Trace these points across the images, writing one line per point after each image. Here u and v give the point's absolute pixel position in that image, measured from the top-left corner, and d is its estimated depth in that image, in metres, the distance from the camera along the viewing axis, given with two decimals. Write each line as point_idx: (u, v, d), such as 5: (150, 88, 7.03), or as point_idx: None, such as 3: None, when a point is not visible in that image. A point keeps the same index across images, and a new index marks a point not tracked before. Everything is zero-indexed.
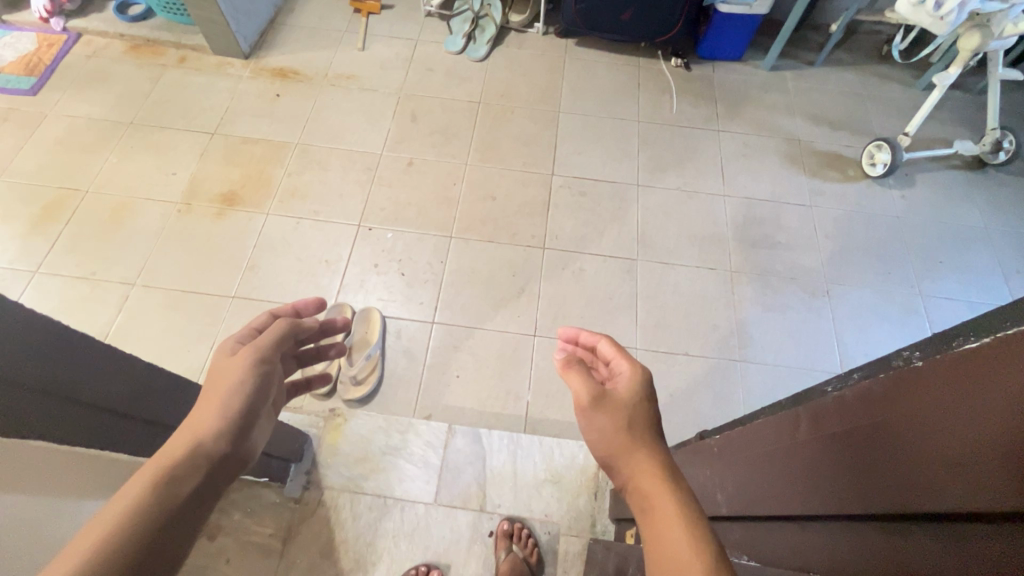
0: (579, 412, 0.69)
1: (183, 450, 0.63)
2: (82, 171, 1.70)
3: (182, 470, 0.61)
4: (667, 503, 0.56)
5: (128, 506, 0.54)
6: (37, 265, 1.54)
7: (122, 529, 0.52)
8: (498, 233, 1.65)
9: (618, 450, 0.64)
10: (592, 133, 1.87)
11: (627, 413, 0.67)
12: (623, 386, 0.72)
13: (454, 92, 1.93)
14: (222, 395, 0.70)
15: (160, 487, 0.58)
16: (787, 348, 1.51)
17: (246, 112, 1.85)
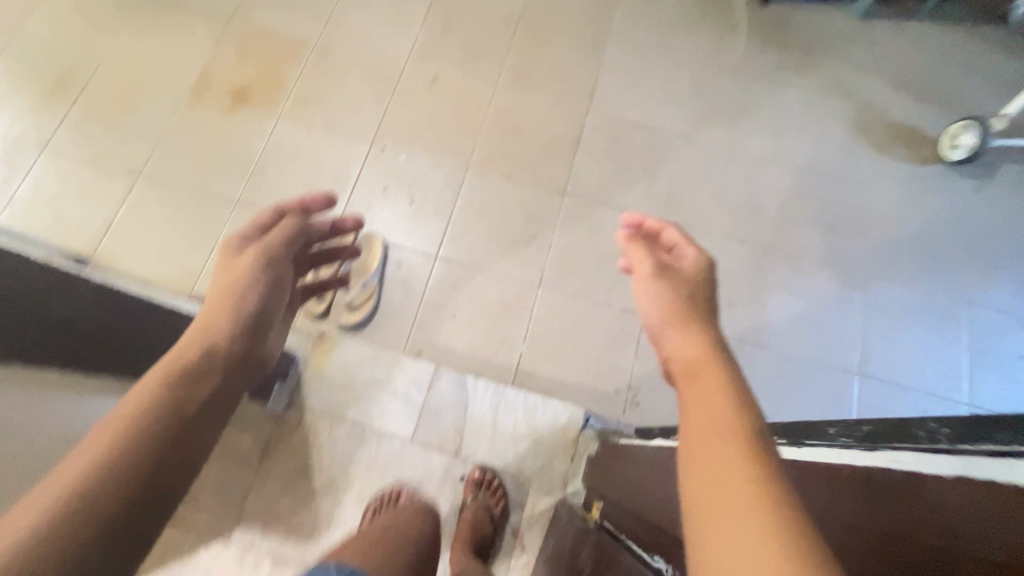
0: (642, 278, 0.77)
1: (211, 346, 0.66)
2: (92, 46, 1.61)
3: (204, 371, 0.62)
4: (712, 374, 0.56)
5: (164, 392, 0.57)
6: (46, 144, 1.51)
7: (158, 414, 0.54)
8: (518, 171, 1.54)
9: (672, 318, 0.68)
10: (640, 70, 1.67)
11: (688, 288, 0.74)
12: (682, 278, 0.76)
13: (493, 1, 1.73)
14: (243, 286, 0.76)
15: (189, 384, 0.59)
16: (804, 338, 1.42)
17: None
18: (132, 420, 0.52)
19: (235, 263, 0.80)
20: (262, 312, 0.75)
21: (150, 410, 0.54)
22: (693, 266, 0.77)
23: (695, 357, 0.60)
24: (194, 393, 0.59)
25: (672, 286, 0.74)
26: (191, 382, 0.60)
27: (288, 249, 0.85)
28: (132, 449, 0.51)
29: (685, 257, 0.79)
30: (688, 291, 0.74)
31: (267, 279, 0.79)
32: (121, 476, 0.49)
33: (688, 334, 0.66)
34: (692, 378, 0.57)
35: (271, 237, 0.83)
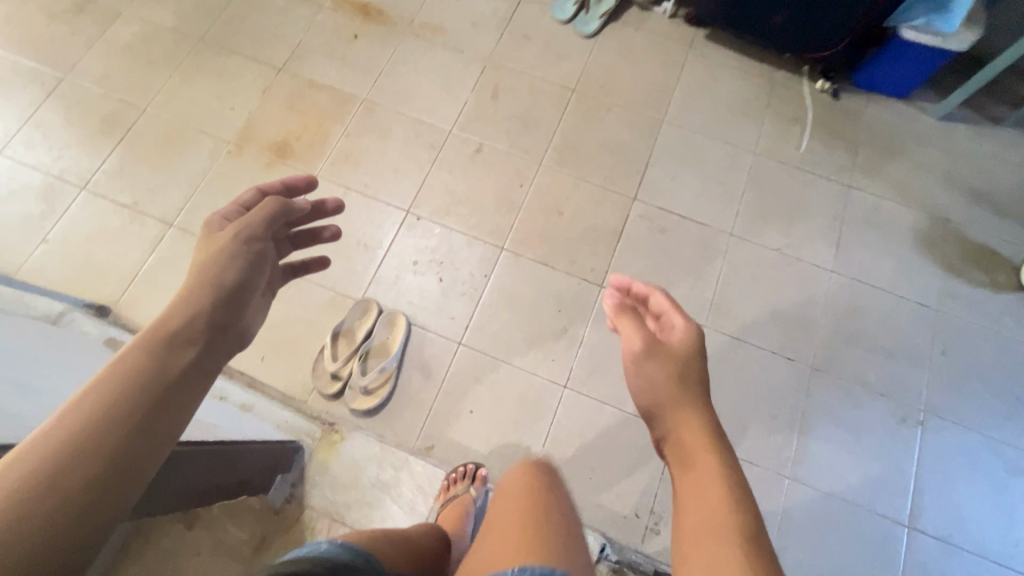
0: (631, 356, 0.74)
1: (190, 322, 0.68)
2: (142, 85, 1.61)
3: (180, 346, 0.65)
4: (707, 458, 0.61)
5: (128, 370, 0.59)
6: (85, 183, 1.50)
7: (125, 396, 0.57)
8: (555, 257, 1.46)
9: (664, 397, 0.69)
10: (694, 157, 1.58)
11: (681, 363, 0.71)
12: (679, 346, 0.73)
13: (547, 71, 1.67)
14: (223, 263, 0.75)
15: (156, 365, 0.62)
16: (829, 427, 1.34)
17: (318, 50, 1.67)
18: (97, 398, 0.55)
19: (211, 244, 0.77)
20: (240, 289, 0.75)
21: (112, 390, 0.57)
22: (683, 340, 0.73)
23: (687, 438, 0.65)
24: (169, 361, 0.62)
25: (671, 360, 0.72)
26: (161, 356, 0.63)
27: (268, 227, 0.82)
28: (103, 417, 0.55)
29: (676, 328, 0.76)
30: (681, 367, 0.71)
31: (246, 258, 0.77)
32: (89, 452, 0.52)
33: (679, 413, 0.67)
34: (687, 463, 0.62)
35: (248, 217, 0.80)
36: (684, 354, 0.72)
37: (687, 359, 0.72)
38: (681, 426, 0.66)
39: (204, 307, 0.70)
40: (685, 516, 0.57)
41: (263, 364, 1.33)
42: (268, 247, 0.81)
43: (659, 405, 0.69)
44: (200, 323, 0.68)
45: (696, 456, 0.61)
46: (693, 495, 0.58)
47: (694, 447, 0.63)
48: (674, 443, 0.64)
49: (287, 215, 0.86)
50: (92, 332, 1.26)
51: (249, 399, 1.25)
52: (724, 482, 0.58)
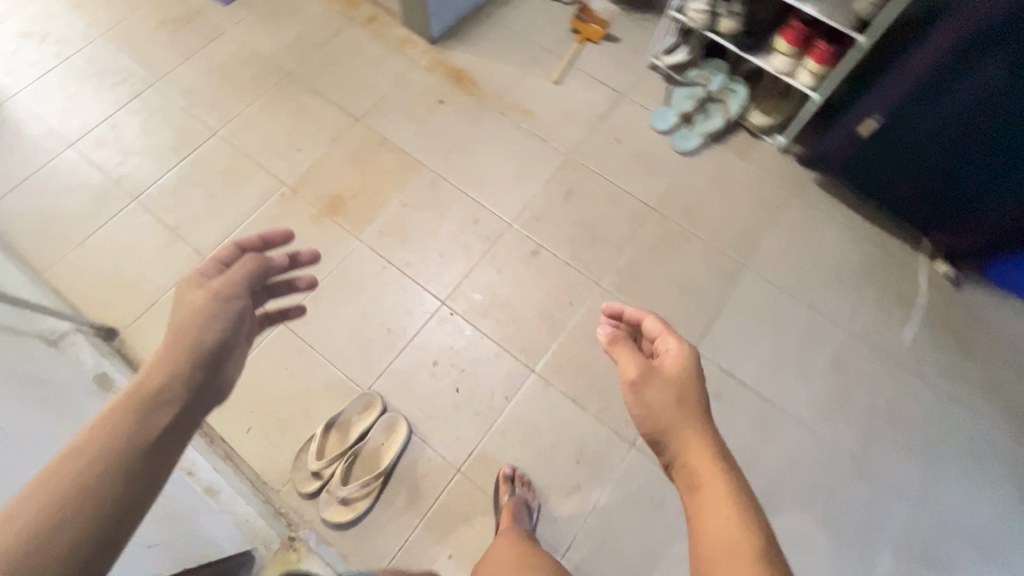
0: (625, 387, 0.71)
1: (161, 388, 0.60)
2: (222, 108, 1.60)
3: (154, 410, 0.57)
4: (716, 480, 0.61)
5: (97, 454, 0.51)
6: (138, 194, 1.48)
7: (101, 473, 0.50)
8: (589, 393, 1.29)
9: (670, 422, 0.67)
10: (772, 318, 1.38)
11: (677, 390, 0.69)
12: (675, 366, 0.71)
13: (630, 182, 1.53)
14: (201, 325, 0.67)
15: (127, 437, 0.53)
16: (853, 500, 1.22)
17: (400, 108, 1.61)
18: (66, 485, 0.48)
19: (190, 305, 0.68)
20: (224, 340, 0.67)
21: (89, 472, 0.49)
22: (678, 364, 0.71)
23: (689, 453, 0.64)
24: (154, 417, 0.57)
25: (666, 379, 0.70)
26: (135, 423, 0.55)
27: (250, 284, 0.74)
28: (88, 487, 0.48)
29: (665, 348, 0.74)
30: (679, 392, 0.69)
31: (224, 314, 0.69)
32: (75, 543, 0.46)
33: (686, 439, 0.66)
34: (692, 481, 0.62)
35: (224, 272, 0.72)
36: (682, 373, 0.70)
37: (682, 377, 0.70)
38: (689, 442, 0.65)
39: (170, 373, 0.61)
40: (696, 533, 0.58)
41: (247, 436, 1.22)
42: (250, 303, 0.73)
43: (664, 420, 0.67)
44: (172, 388, 0.60)
45: (703, 474, 0.61)
46: (699, 510, 0.59)
47: (702, 473, 0.62)
48: (679, 468, 0.63)
49: (266, 269, 0.77)
50: (93, 362, 1.20)
51: (217, 481, 1.12)
52: (736, 512, 0.58)
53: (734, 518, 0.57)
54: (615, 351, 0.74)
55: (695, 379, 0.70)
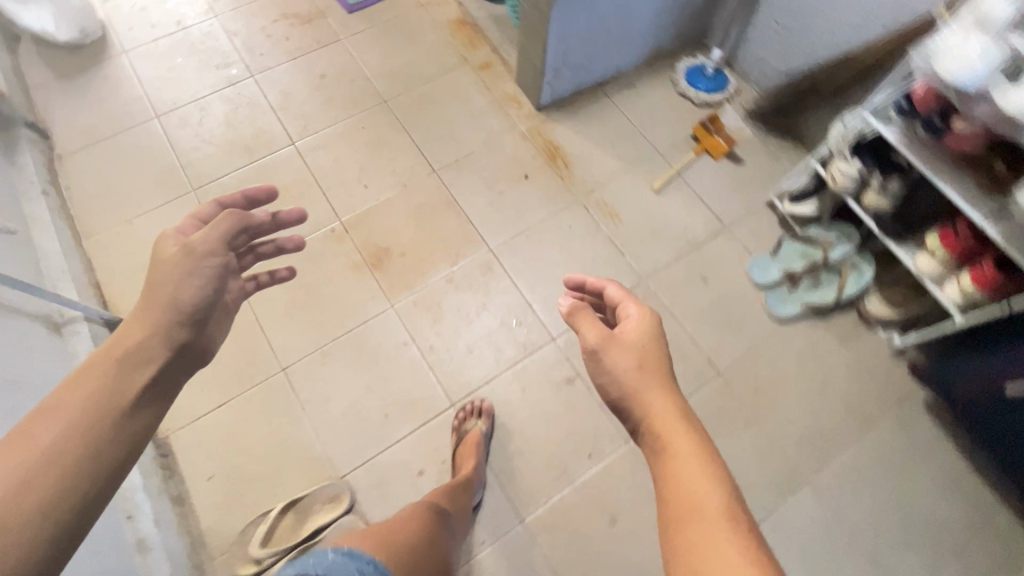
0: (591, 357, 0.69)
1: (126, 345, 0.73)
2: (308, 120, 1.54)
3: (123, 367, 0.71)
4: (680, 440, 0.60)
5: (66, 414, 0.64)
6: (198, 186, 1.44)
7: (75, 431, 0.63)
8: (577, 566, 1.11)
9: (635, 387, 0.66)
10: (818, 556, 1.15)
11: (643, 353, 0.68)
12: (638, 330, 0.69)
13: (702, 333, 1.33)
14: (174, 281, 0.79)
15: (98, 397, 0.67)
16: None
17: (482, 171, 1.49)
18: (43, 444, 0.61)
19: (166, 258, 0.81)
20: (204, 304, 0.82)
21: (56, 435, 0.62)
22: (636, 333, 0.69)
23: (657, 412, 0.63)
24: (129, 377, 0.71)
25: (630, 345, 0.68)
26: (99, 380, 0.68)
27: (227, 243, 0.87)
28: (73, 439, 0.62)
29: (630, 316, 0.71)
30: (641, 356, 0.68)
31: (199, 270, 0.82)
32: (50, 493, 0.58)
33: (651, 400, 0.64)
34: (663, 440, 0.61)
35: (205, 231, 0.84)
36: (648, 339, 0.69)
37: (644, 345, 0.69)
38: (661, 407, 0.63)
39: (143, 332, 0.75)
40: (666, 487, 0.57)
41: (205, 486, 1.13)
42: (226, 261, 0.85)
43: (632, 385, 0.66)
44: (138, 345, 0.74)
45: (676, 434, 0.60)
46: (671, 470, 0.58)
47: (666, 434, 0.61)
48: (645, 428, 0.62)
49: (247, 225, 0.91)
50: (90, 351, 1.14)
51: (151, 536, 1.03)
52: (708, 466, 0.57)
53: (706, 471, 0.57)
54: (579, 320, 0.72)
55: (659, 345, 0.69)
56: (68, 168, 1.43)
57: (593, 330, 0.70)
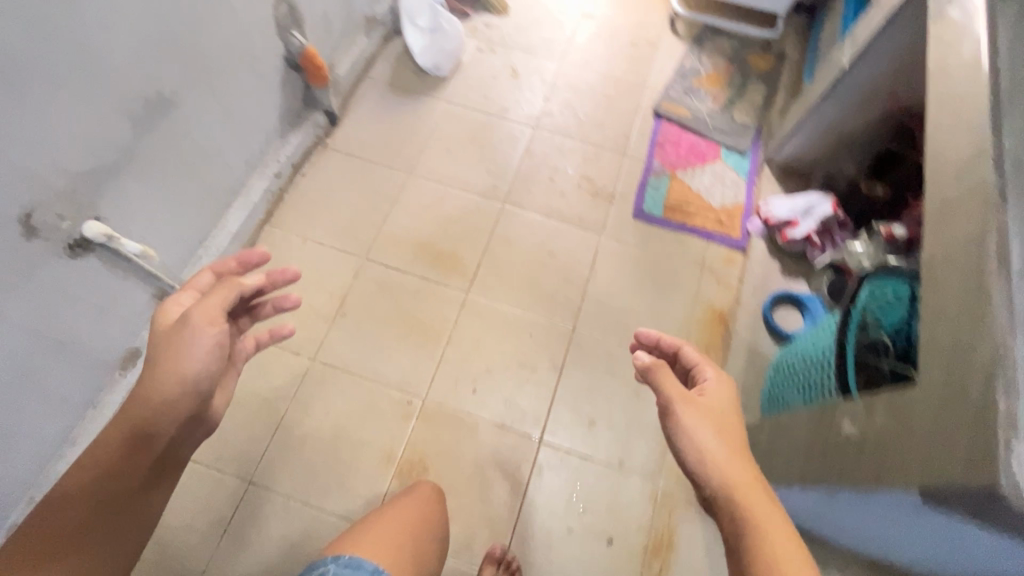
0: (682, 427, 0.76)
1: (128, 427, 0.76)
2: (499, 281, 1.40)
3: (124, 452, 0.75)
4: (758, 501, 0.69)
5: (74, 503, 0.72)
6: (368, 256, 1.41)
7: (58, 533, 0.70)
8: None
9: (722, 468, 0.72)
10: None
11: (719, 415, 0.77)
12: (717, 397, 0.80)
13: None
14: (181, 354, 0.77)
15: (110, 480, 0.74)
16: None
17: (576, 485, 1.20)
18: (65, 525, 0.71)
19: (167, 332, 0.79)
20: (205, 373, 0.79)
21: (76, 517, 0.71)
22: (719, 394, 0.80)
23: (733, 478, 0.71)
24: (138, 454, 0.75)
25: (705, 411, 0.78)
26: (119, 471, 0.74)
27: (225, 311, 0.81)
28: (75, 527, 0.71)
29: (708, 382, 0.82)
30: (721, 428, 0.76)
31: (193, 347, 0.78)
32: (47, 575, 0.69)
33: (732, 453, 0.73)
34: (741, 491, 0.70)
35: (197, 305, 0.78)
36: (728, 418, 0.77)
37: (720, 406, 0.79)
38: (739, 478, 0.71)
39: (143, 415, 0.76)
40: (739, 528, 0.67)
41: None
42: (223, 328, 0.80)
43: (706, 437, 0.75)
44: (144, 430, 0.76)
45: (744, 489, 0.70)
46: (726, 491, 0.70)
47: (738, 488, 0.70)
48: (721, 489, 0.71)
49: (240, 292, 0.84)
50: None
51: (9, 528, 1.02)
52: (772, 508, 0.68)
53: (791, 544, 0.64)
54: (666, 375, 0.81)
55: (736, 428, 0.78)
56: (316, 161, 1.52)
57: (672, 387, 0.80)
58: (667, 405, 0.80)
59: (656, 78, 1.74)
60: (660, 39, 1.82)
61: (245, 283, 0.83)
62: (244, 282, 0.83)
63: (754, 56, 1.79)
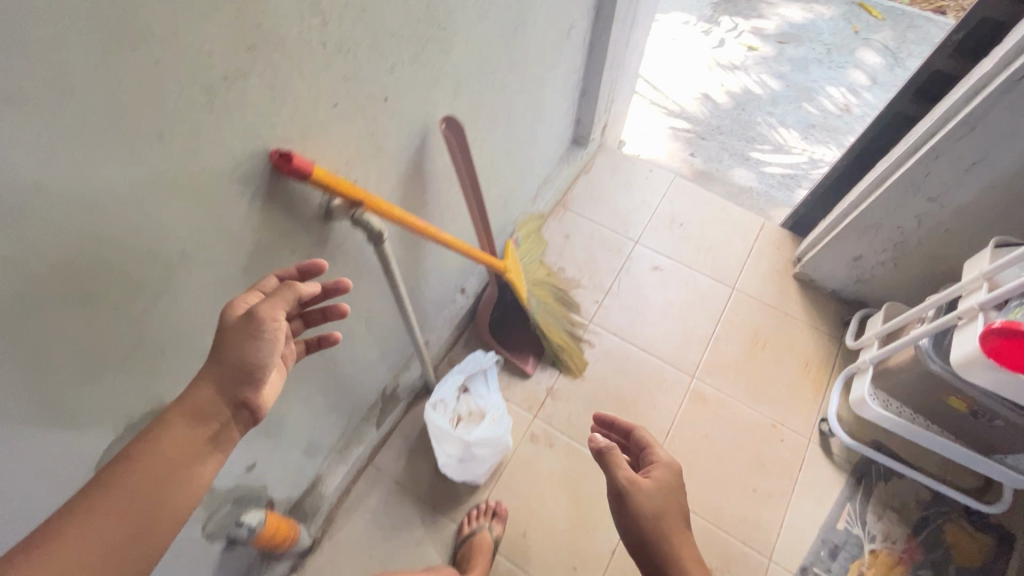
0: (621, 497, 0.84)
1: (190, 404, 0.53)
2: None
3: (185, 431, 0.53)
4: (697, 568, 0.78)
5: (129, 498, 0.49)
6: None
7: None
8: None
9: (659, 533, 0.80)
10: None
11: (665, 497, 0.83)
12: (667, 478, 0.85)
13: None
14: (254, 342, 0.53)
15: (173, 469, 0.52)
16: None
17: None
18: (113, 531, 0.48)
19: (228, 324, 0.54)
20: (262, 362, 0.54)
21: (138, 498, 0.50)
22: (664, 475, 0.86)
23: (681, 540, 0.80)
24: (195, 424, 0.53)
25: (653, 495, 0.83)
26: (184, 442, 0.53)
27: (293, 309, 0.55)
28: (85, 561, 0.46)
29: (655, 463, 0.89)
30: (664, 501, 0.83)
31: (266, 342, 0.54)
32: None
33: (676, 530, 0.81)
34: (683, 546, 0.80)
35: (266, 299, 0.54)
36: (677, 489, 0.85)
37: (668, 488, 0.84)
38: (680, 538, 0.80)
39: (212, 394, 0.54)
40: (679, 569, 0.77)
41: None
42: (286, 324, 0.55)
43: (656, 497, 0.83)
44: (216, 412, 0.54)
45: (686, 543, 0.80)
46: (669, 554, 0.79)
47: (677, 561, 0.78)
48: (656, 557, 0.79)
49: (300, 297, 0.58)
50: None
51: None
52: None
53: None
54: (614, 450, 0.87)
55: (680, 496, 0.85)
56: None
57: (623, 474, 0.84)
58: (620, 491, 0.85)
59: (787, 540, 1.15)
60: (800, 460, 1.23)
61: (302, 290, 0.56)
62: (304, 286, 0.56)
63: (956, 529, 1.15)
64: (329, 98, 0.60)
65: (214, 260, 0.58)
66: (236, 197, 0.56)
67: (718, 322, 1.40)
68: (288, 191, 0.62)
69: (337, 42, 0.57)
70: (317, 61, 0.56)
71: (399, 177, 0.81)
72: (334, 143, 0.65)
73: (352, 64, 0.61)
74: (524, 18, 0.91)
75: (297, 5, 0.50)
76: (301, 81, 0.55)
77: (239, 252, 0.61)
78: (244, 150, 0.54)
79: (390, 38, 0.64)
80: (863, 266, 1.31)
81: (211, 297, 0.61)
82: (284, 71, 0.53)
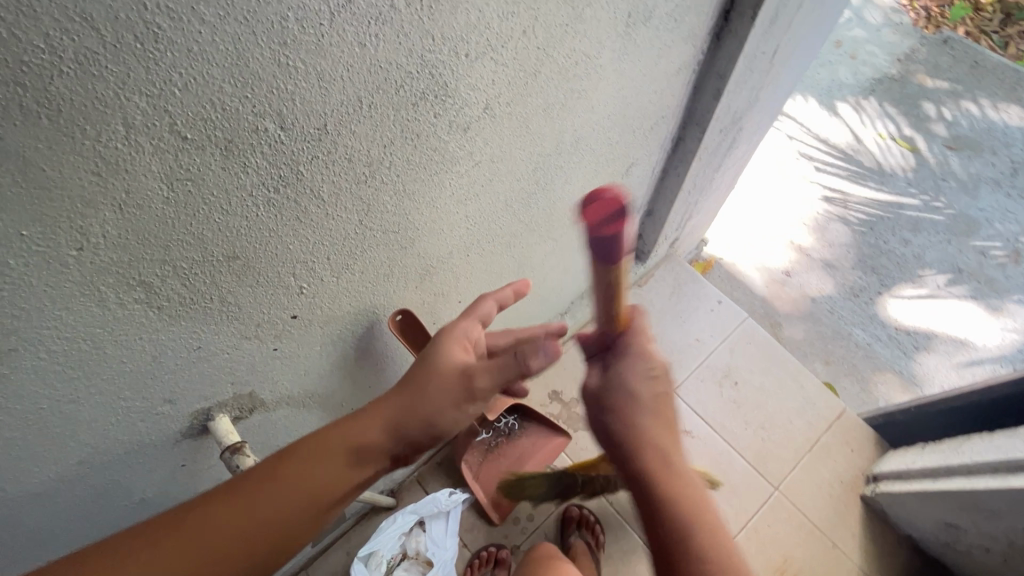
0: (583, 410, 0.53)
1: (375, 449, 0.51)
2: None
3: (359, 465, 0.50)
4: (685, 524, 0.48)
5: (228, 513, 0.45)
6: None
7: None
8: None
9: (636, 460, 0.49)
10: None
11: (636, 408, 0.50)
12: (631, 380, 0.50)
13: None
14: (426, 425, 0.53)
15: (320, 510, 0.48)
16: None
17: None
18: (238, 541, 0.45)
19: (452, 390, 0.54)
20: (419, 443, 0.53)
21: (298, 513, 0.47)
22: (629, 369, 0.50)
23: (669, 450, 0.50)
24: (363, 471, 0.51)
25: (618, 405, 0.50)
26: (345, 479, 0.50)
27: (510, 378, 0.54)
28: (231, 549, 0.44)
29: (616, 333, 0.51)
30: (631, 416, 0.49)
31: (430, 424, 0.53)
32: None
33: (657, 459, 0.49)
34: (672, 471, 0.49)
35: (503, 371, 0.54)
36: (654, 369, 0.50)
37: (636, 393, 0.50)
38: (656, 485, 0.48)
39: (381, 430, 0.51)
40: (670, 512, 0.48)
41: None
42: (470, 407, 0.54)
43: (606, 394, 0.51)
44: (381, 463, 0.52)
45: (665, 449, 0.49)
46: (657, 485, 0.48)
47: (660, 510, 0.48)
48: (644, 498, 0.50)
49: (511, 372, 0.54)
50: None
51: None
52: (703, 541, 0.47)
53: None
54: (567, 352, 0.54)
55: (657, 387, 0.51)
56: None
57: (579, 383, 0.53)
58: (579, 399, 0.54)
59: None
60: None
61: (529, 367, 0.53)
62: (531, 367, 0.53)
63: None
64: (187, 347, 0.45)
65: (19, 519, 0.47)
66: (34, 470, 0.44)
67: (743, 529, 1.12)
68: (134, 436, 0.49)
69: (187, 299, 0.41)
70: (153, 326, 0.41)
71: (328, 368, 0.65)
72: (208, 379, 0.50)
73: (223, 308, 0.45)
74: (548, 181, 0.69)
75: (91, 291, 0.35)
76: (122, 352, 0.41)
77: (61, 503, 0.49)
78: (37, 434, 0.41)
79: (293, 267, 0.47)
80: (959, 537, 0.98)
81: (16, 544, 0.49)
82: (82, 357, 0.38)
